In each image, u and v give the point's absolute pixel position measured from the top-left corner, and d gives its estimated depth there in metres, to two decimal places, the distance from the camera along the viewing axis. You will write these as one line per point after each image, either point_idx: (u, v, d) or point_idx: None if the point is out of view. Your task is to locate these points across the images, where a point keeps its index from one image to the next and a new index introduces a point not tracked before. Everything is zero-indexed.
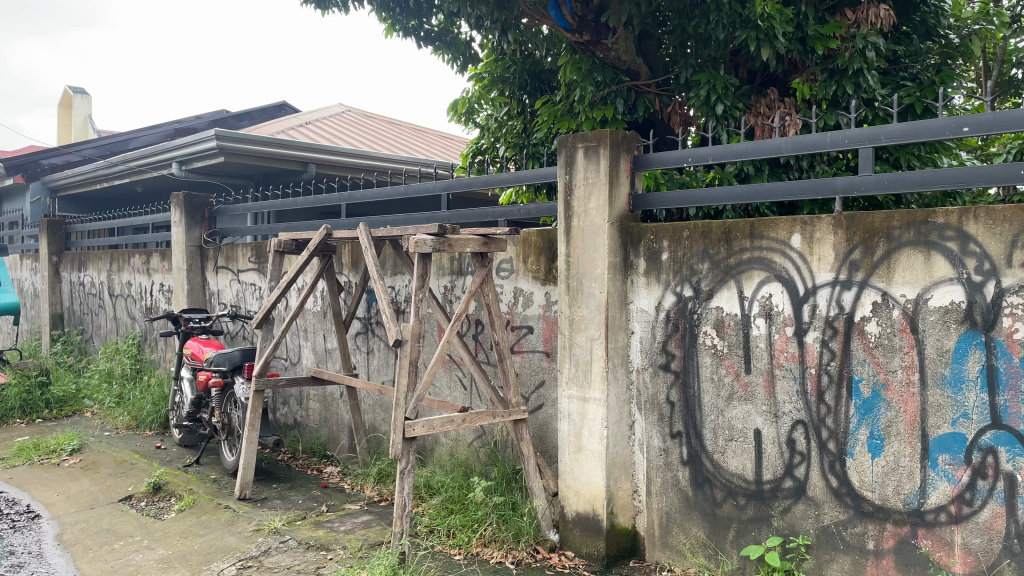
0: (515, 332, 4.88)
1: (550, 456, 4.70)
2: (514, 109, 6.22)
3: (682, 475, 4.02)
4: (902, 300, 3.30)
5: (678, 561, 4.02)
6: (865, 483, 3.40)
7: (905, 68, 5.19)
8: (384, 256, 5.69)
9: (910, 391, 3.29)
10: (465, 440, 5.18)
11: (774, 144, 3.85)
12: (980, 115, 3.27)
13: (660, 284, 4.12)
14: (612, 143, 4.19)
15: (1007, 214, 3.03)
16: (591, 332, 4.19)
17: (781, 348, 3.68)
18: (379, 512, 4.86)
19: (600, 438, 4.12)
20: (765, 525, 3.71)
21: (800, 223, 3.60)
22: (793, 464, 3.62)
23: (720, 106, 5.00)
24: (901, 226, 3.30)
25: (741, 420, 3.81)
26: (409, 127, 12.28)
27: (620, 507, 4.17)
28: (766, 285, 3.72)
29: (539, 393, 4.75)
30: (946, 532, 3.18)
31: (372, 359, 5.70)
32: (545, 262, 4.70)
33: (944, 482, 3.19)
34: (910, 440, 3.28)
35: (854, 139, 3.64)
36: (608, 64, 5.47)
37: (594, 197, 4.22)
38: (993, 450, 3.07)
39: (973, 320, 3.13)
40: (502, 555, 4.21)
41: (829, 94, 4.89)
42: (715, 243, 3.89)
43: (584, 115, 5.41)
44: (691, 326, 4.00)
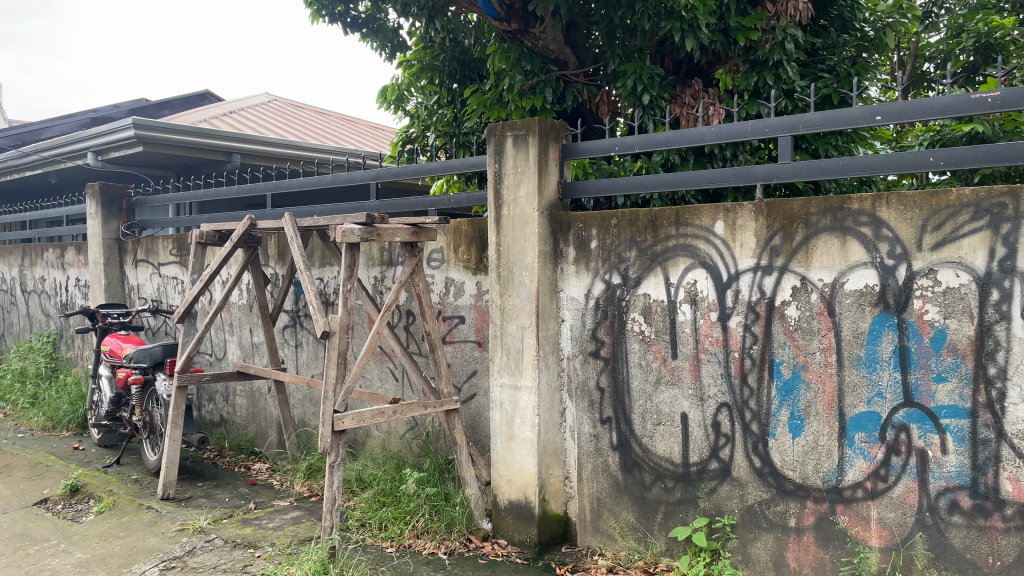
0: (446, 323, 4.86)
1: (482, 445, 4.70)
2: (444, 98, 6.17)
3: (612, 460, 4.07)
4: (820, 285, 3.40)
5: (609, 545, 4.08)
6: (787, 463, 3.50)
7: (823, 60, 5.36)
8: (312, 247, 5.59)
9: (828, 372, 3.39)
10: (397, 433, 5.13)
11: (698, 133, 3.92)
12: (892, 104, 3.39)
13: (589, 272, 4.16)
14: (541, 132, 4.21)
15: (917, 200, 3.16)
16: (522, 321, 4.20)
17: (706, 333, 3.75)
18: (308, 508, 4.78)
19: (532, 426, 4.14)
20: (692, 507, 3.79)
21: (723, 210, 3.68)
22: (718, 446, 3.70)
23: (647, 97, 5.06)
24: (818, 213, 3.40)
25: (668, 404, 3.87)
26: (340, 116, 12.09)
27: (552, 493, 4.20)
28: (691, 271, 3.79)
29: (470, 382, 4.74)
30: (863, 507, 3.29)
31: (301, 352, 5.59)
32: (476, 251, 4.68)
33: (860, 460, 3.30)
34: (829, 420, 3.39)
35: (773, 127, 3.73)
36: (536, 53, 5.45)
37: (524, 186, 4.23)
38: (905, 427, 3.20)
39: (886, 302, 3.24)
40: (434, 546, 4.18)
41: (751, 85, 5.02)
42: (642, 230, 3.95)
43: (514, 104, 5.42)
44: (619, 313, 4.04)
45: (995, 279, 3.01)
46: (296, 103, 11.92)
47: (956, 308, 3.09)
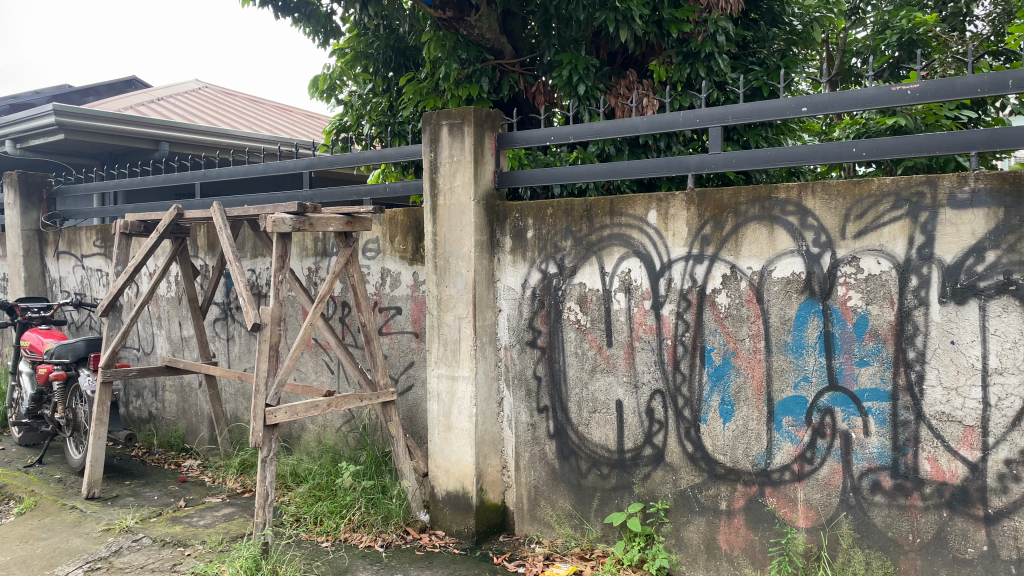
0: (383, 314, 4.80)
1: (419, 437, 4.67)
2: (379, 86, 6.09)
3: (549, 449, 4.10)
4: (749, 273, 3.48)
5: (546, 533, 4.11)
6: (718, 447, 3.57)
7: (753, 53, 5.47)
8: (243, 238, 5.46)
9: (757, 357, 3.47)
10: (333, 426, 5.07)
11: (631, 123, 3.96)
12: (816, 96, 3.48)
13: (525, 262, 4.17)
14: (476, 121, 4.18)
15: (840, 189, 3.24)
16: (459, 311, 4.18)
17: (639, 321, 3.80)
18: (241, 504, 4.68)
19: (470, 416, 4.14)
20: (627, 492, 3.84)
21: (656, 200, 3.73)
22: (652, 432, 3.75)
23: (582, 87, 5.08)
24: (747, 202, 3.47)
25: (603, 392, 3.91)
26: (274, 104, 11.84)
27: (490, 483, 4.21)
28: (625, 261, 3.83)
29: (407, 374, 4.70)
30: (790, 489, 3.38)
31: (233, 346, 5.46)
32: (412, 241, 4.63)
33: (787, 443, 3.39)
34: (758, 404, 3.47)
35: (704, 118, 3.79)
36: (471, 42, 5.41)
37: (460, 175, 4.20)
38: (830, 410, 3.29)
39: (812, 289, 3.32)
40: (371, 539, 4.14)
41: (684, 77, 5.10)
42: (577, 220, 3.98)
43: (450, 93, 5.39)
44: (556, 302, 4.07)
45: (914, 266, 3.10)
46: (229, 91, 11.62)
47: (878, 294, 3.18)
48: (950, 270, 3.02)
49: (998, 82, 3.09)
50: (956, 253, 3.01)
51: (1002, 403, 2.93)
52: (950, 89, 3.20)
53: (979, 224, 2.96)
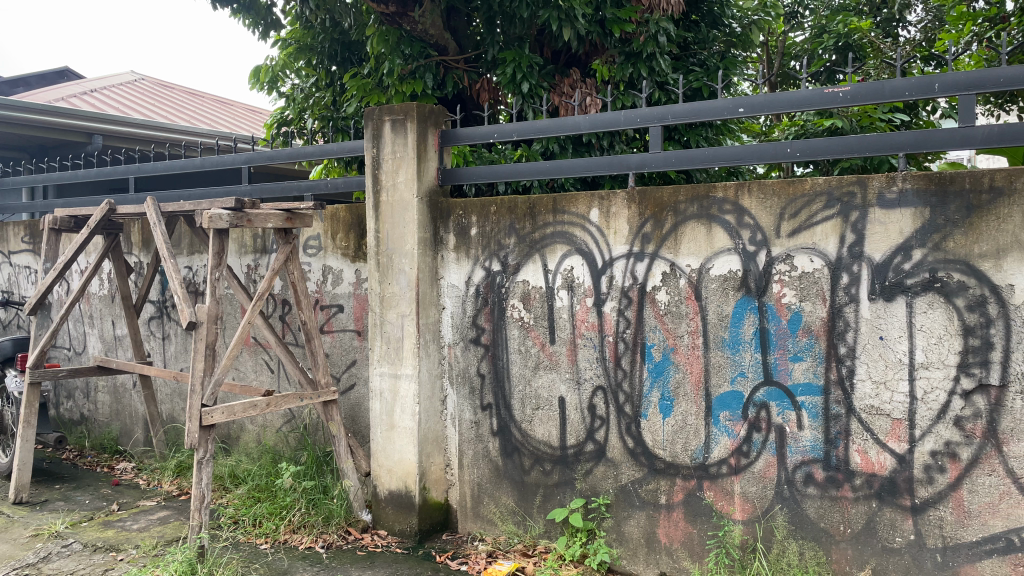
0: (324, 312, 4.75)
1: (362, 437, 4.63)
2: (322, 80, 6.01)
3: (493, 446, 4.11)
4: (688, 270, 3.53)
5: (489, 530, 4.11)
6: (658, 442, 3.61)
7: (694, 54, 5.55)
8: (179, 234, 5.34)
9: (696, 353, 3.52)
10: (273, 426, 5.00)
11: (574, 121, 3.97)
12: (753, 97, 3.54)
13: (469, 259, 4.17)
14: (419, 117, 4.15)
15: (775, 188, 3.32)
16: (401, 309, 4.15)
17: (582, 318, 3.83)
18: (177, 507, 4.57)
19: (413, 414, 4.11)
20: (570, 488, 3.87)
21: (598, 198, 3.76)
22: (594, 428, 3.79)
23: (526, 85, 5.10)
24: (686, 201, 3.52)
25: (546, 388, 3.93)
26: (214, 98, 11.59)
27: (433, 482, 4.19)
28: (567, 258, 3.86)
29: (350, 372, 4.65)
30: (727, 483, 3.45)
31: (168, 345, 5.33)
32: (355, 238, 4.58)
33: (724, 437, 3.45)
34: (696, 400, 3.52)
35: (645, 117, 3.83)
36: (415, 37, 5.35)
37: (403, 171, 4.17)
38: (765, 405, 3.36)
39: (748, 286, 3.39)
40: (311, 540, 4.09)
41: (626, 76, 5.16)
42: (521, 218, 3.99)
43: (394, 89, 5.35)
44: (499, 300, 4.07)
45: (845, 264, 3.18)
46: (166, 83, 11.33)
47: (811, 291, 3.26)
48: (879, 268, 3.12)
49: (925, 85, 3.19)
50: (885, 252, 3.10)
51: (928, 396, 3.03)
52: (879, 93, 3.29)
53: (906, 223, 3.06)
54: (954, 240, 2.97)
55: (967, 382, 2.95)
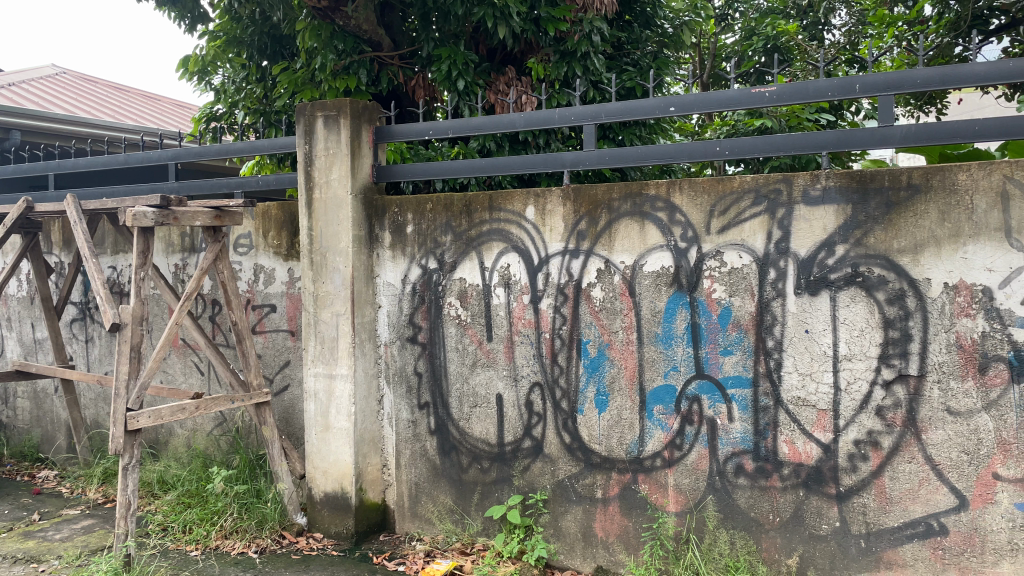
0: (256, 312, 4.64)
1: (296, 438, 4.54)
2: (252, 74, 5.88)
3: (430, 445, 4.08)
4: (622, 267, 3.57)
5: (427, 530, 4.09)
6: (594, 437, 3.65)
7: (628, 53, 5.62)
8: (102, 233, 5.16)
9: (630, 349, 3.56)
10: (204, 429, 4.90)
11: (509, 119, 3.97)
12: (684, 96, 3.61)
13: (405, 257, 4.13)
14: (353, 113, 4.10)
15: (705, 186, 3.39)
16: (336, 308, 4.09)
17: (519, 315, 3.84)
18: (103, 515, 4.41)
19: (348, 415, 4.06)
20: (507, 485, 3.88)
21: (534, 196, 3.78)
22: (531, 424, 3.81)
23: (461, 82, 5.09)
24: (619, 199, 3.57)
25: (484, 386, 3.93)
26: (140, 92, 11.22)
27: (370, 483, 4.14)
28: (504, 255, 3.86)
29: (283, 373, 4.56)
30: (661, 475, 3.50)
31: (92, 347, 5.14)
32: (287, 236, 4.49)
33: (658, 431, 3.50)
34: (631, 394, 3.56)
35: (579, 116, 3.86)
36: (348, 33, 5.27)
37: (336, 167, 4.12)
38: (697, 398, 3.42)
39: (680, 282, 3.45)
40: (244, 545, 4.00)
41: (561, 75, 5.19)
42: (457, 215, 3.98)
43: (327, 84, 5.27)
44: (436, 298, 4.05)
45: (772, 260, 3.26)
46: (89, 77, 10.93)
47: (740, 287, 3.33)
48: (804, 263, 3.21)
49: (846, 86, 3.30)
50: (810, 247, 3.20)
51: (851, 387, 3.13)
52: (804, 93, 3.38)
53: (830, 220, 3.16)
54: (875, 235, 3.07)
55: (888, 373, 3.06)
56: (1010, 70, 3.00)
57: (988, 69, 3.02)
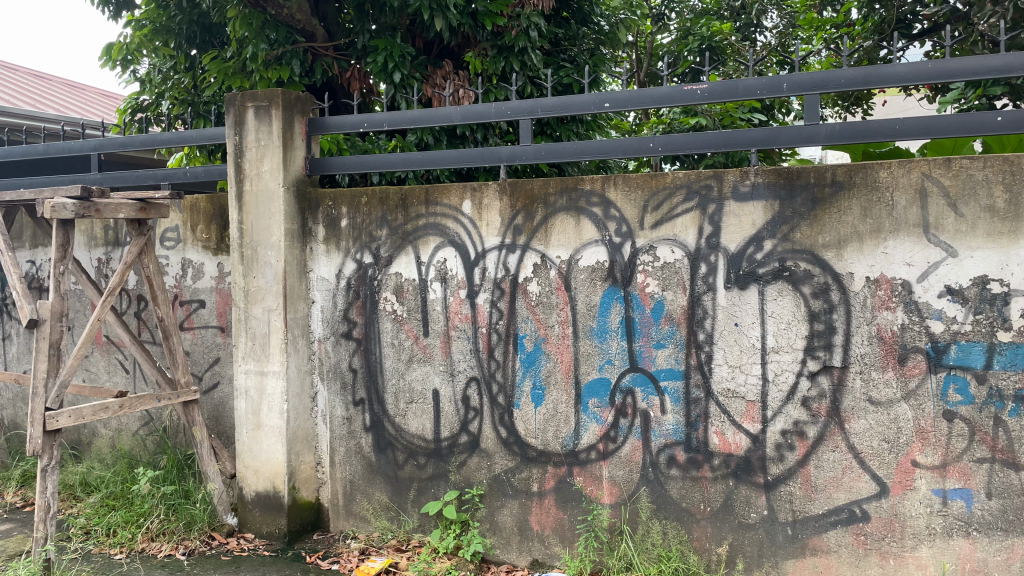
0: (184, 308, 4.51)
1: (227, 437, 4.44)
2: (181, 63, 5.73)
3: (365, 442, 4.03)
4: (558, 261, 3.58)
5: (362, 528, 4.04)
6: (530, 431, 3.66)
7: (564, 50, 5.65)
8: (20, 226, 4.94)
9: (565, 343, 3.58)
10: (129, 429, 4.74)
11: (445, 112, 3.94)
12: (618, 92, 3.64)
13: (340, 252, 4.07)
14: (285, 104, 4.02)
15: (640, 182, 3.42)
16: (268, 303, 4.01)
17: (455, 310, 3.82)
18: (21, 520, 4.23)
19: (280, 412, 3.98)
20: (443, 481, 3.86)
21: (470, 190, 3.76)
22: (467, 420, 3.80)
23: (398, 74, 5.04)
24: (555, 193, 3.58)
25: (420, 382, 3.90)
26: (64, 82, 10.79)
27: (303, 481, 4.07)
28: (440, 250, 3.84)
29: (213, 371, 4.45)
30: (596, 468, 3.53)
31: (9, 346, 4.93)
32: (216, 230, 4.37)
33: (593, 424, 3.53)
34: (566, 388, 3.58)
35: (516, 110, 3.85)
36: (280, 22, 5.17)
37: (268, 160, 4.03)
38: (630, 391, 3.46)
39: (614, 277, 3.48)
40: (171, 547, 3.90)
41: (498, 70, 5.19)
42: (392, 209, 3.93)
43: (258, 74, 5.19)
44: (371, 293, 4.00)
45: (703, 254, 3.32)
46: (9, 65, 10.46)
47: (672, 281, 3.38)
48: (734, 258, 3.27)
49: (774, 85, 3.37)
50: (739, 242, 3.26)
51: (778, 378, 3.21)
52: (734, 91, 3.45)
53: (758, 216, 3.23)
54: (800, 231, 3.16)
55: (813, 364, 3.15)
56: (928, 72, 3.12)
57: (908, 71, 3.13)
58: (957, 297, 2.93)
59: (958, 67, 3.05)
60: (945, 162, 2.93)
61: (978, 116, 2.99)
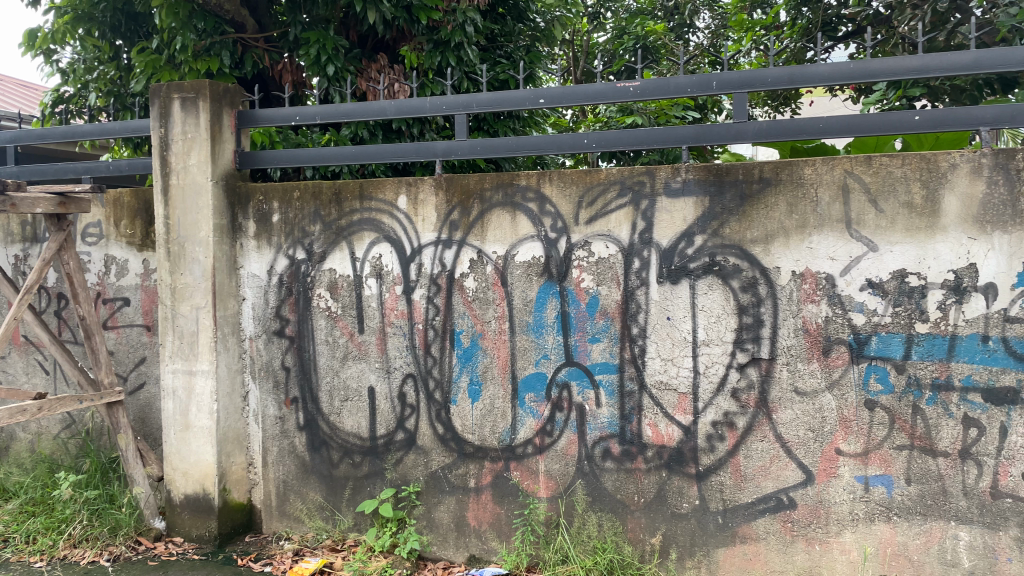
0: (107, 306, 4.36)
1: (154, 439, 4.30)
2: (105, 53, 5.54)
3: (299, 441, 3.96)
4: (494, 257, 3.58)
5: (296, 528, 3.97)
6: (467, 427, 3.65)
7: (501, 46, 5.64)
8: None
9: (502, 338, 3.58)
10: (50, 433, 4.55)
11: (379, 106, 3.89)
12: (553, 89, 3.65)
13: (271, 247, 3.98)
14: (213, 96, 3.91)
15: (574, 177, 3.45)
16: (196, 301, 3.90)
17: (391, 306, 3.78)
18: None
19: (210, 413, 3.88)
20: (379, 479, 3.82)
21: (405, 185, 3.72)
22: (403, 417, 3.77)
23: (331, 68, 4.97)
24: (491, 189, 3.58)
25: (354, 379, 3.85)
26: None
27: (234, 482, 3.98)
28: (375, 246, 3.79)
29: (138, 371, 4.30)
30: (533, 462, 3.55)
31: None
32: (141, 225, 4.23)
33: (530, 418, 3.55)
34: (503, 383, 3.59)
35: (451, 105, 3.83)
36: (209, 11, 5.05)
37: (195, 153, 3.92)
38: (567, 385, 3.48)
39: (550, 272, 3.50)
40: (95, 553, 3.79)
41: (434, 64, 5.16)
42: (326, 204, 3.87)
43: (187, 66, 5.03)
44: (304, 289, 3.93)
45: (636, 250, 3.37)
46: None
47: (607, 276, 3.42)
48: (666, 253, 3.33)
49: (704, 83, 3.43)
50: (671, 237, 3.32)
51: (709, 371, 3.28)
52: (665, 89, 3.51)
53: (689, 211, 3.29)
54: (730, 226, 3.23)
55: (742, 356, 3.23)
56: (850, 72, 3.22)
57: (832, 71, 3.23)
58: (877, 290, 3.04)
59: (879, 67, 3.15)
60: (866, 160, 3.03)
61: (898, 116, 3.10)
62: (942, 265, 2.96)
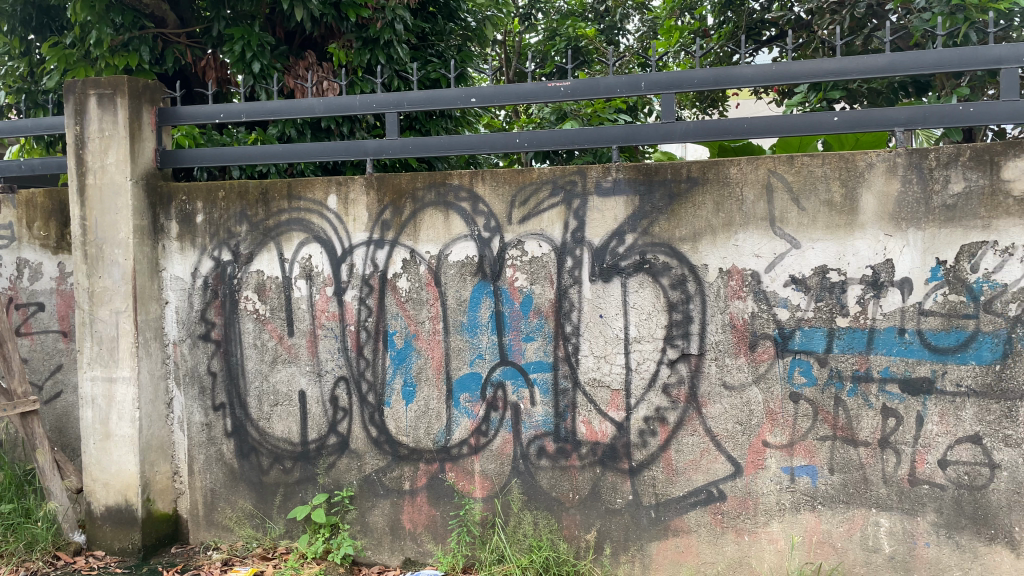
0: (20, 312, 4.16)
1: (72, 449, 4.12)
2: (15, 48, 5.28)
3: (227, 448, 3.86)
4: (427, 257, 3.55)
5: (225, 537, 3.86)
6: (401, 429, 3.61)
7: (432, 45, 5.61)
8: None
9: (436, 339, 3.56)
10: None
11: (307, 104, 3.81)
12: (484, 88, 3.63)
13: (195, 249, 3.86)
14: (132, 92, 3.77)
15: (506, 177, 3.45)
16: (116, 305, 3.75)
17: (321, 308, 3.71)
18: None
19: (132, 421, 3.74)
20: (311, 484, 3.75)
21: (335, 184, 3.66)
22: (336, 420, 3.70)
23: (257, 64, 4.85)
24: (423, 188, 3.55)
25: (285, 383, 3.77)
26: None
27: (158, 492, 3.84)
28: (305, 246, 3.71)
29: (54, 379, 4.12)
30: (468, 462, 3.53)
31: None
32: (56, 227, 4.05)
33: (465, 418, 3.53)
34: (437, 384, 3.56)
35: (381, 103, 3.78)
36: (127, 5, 4.83)
37: (113, 151, 3.77)
38: (501, 384, 3.48)
39: (483, 272, 3.49)
40: (9, 570, 3.62)
41: (364, 62, 5.09)
42: (252, 204, 3.77)
43: (103, 61, 4.88)
44: (231, 292, 3.82)
45: (569, 248, 3.39)
46: None
47: (540, 275, 3.43)
48: (598, 252, 3.36)
49: (633, 84, 3.48)
50: (603, 236, 3.35)
51: (640, 367, 3.32)
52: (595, 88, 3.54)
53: (620, 210, 3.33)
54: (659, 225, 3.28)
55: (672, 352, 3.28)
56: (774, 74, 3.31)
57: (757, 73, 3.31)
58: (800, 286, 3.13)
59: (800, 70, 3.26)
60: (788, 160, 3.12)
61: (818, 116, 3.20)
62: (860, 261, 3.06)
